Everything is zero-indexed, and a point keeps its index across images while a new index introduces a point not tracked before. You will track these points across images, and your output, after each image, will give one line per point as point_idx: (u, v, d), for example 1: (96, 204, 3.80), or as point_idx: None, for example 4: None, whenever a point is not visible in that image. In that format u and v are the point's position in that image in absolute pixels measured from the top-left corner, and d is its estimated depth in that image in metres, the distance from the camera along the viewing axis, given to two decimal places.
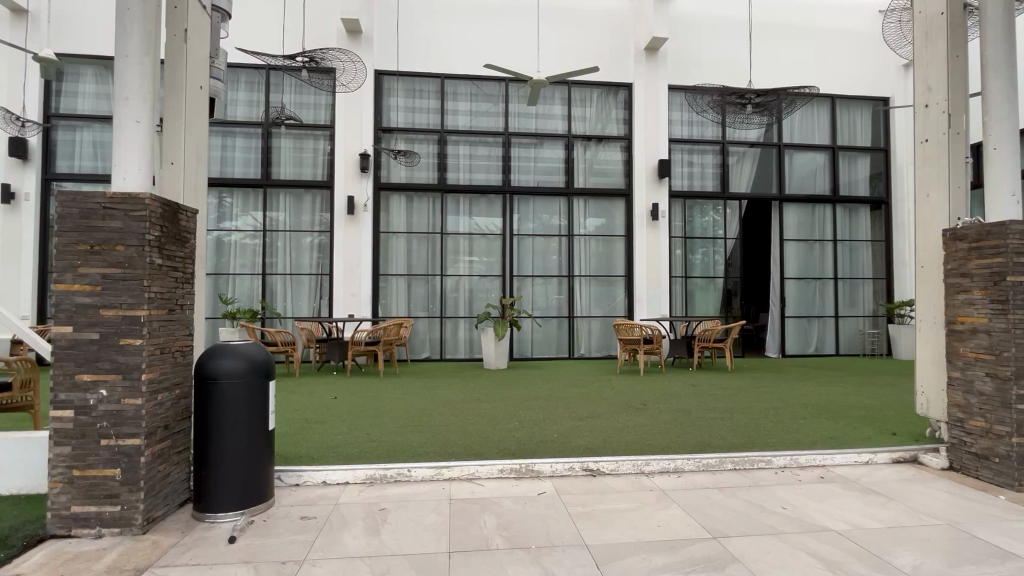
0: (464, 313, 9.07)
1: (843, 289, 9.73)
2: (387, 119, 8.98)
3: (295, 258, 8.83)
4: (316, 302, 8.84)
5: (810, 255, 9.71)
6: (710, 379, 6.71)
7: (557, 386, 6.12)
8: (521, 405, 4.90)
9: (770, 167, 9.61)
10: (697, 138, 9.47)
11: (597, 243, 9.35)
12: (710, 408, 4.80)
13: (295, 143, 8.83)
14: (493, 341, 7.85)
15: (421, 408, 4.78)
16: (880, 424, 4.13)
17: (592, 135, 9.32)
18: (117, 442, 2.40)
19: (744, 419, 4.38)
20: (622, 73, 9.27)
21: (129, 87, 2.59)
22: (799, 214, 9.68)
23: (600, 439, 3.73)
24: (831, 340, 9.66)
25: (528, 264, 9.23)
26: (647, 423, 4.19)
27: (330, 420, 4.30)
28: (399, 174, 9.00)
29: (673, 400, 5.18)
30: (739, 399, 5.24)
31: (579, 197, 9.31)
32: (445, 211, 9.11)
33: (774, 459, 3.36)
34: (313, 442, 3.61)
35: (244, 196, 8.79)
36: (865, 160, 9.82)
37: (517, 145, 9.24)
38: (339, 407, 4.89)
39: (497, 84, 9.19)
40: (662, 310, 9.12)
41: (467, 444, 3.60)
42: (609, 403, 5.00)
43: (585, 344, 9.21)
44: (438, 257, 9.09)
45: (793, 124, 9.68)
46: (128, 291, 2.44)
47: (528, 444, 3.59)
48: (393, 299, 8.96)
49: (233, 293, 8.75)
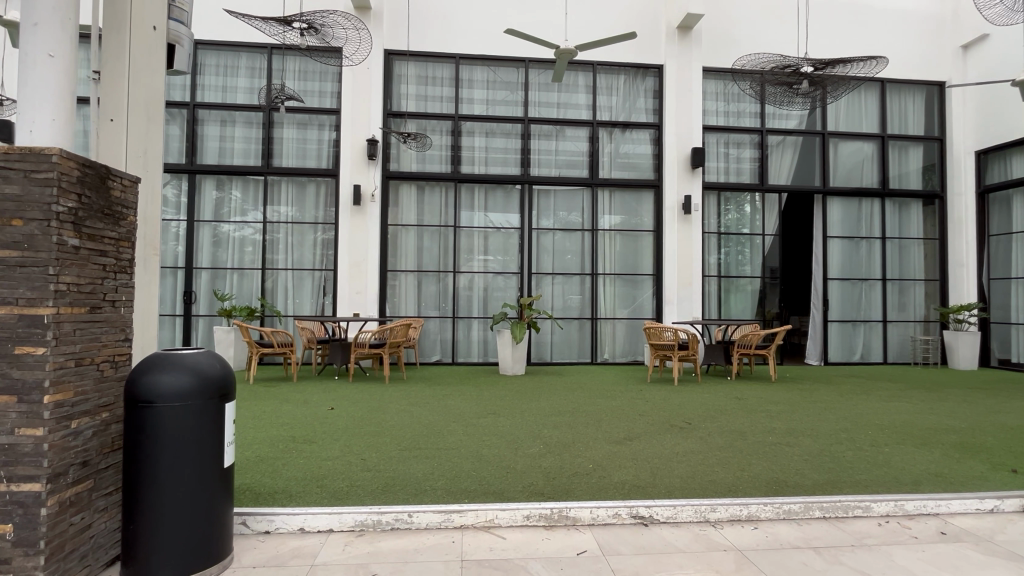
0: (478, 313, 8.40)
1: (892, 292, 8.89)
2: (397, 105, 8.36)
3: (296, 252, 8.22)
4: (319, 300, 8.22)
5: (856, 254, 8.87)
6: (754, 391, 5.98)
7: (584, 397, 5.42)
8: (545, 422, 4.22)
9: (812, 157, 8.81)
10: (735, 125, 8.71)
11: (622, 240, 8.62)
12: (767, 429, 4.09)
13: (299, 133, 8.23)
14: (510, 344, 7.16)
15: (427, 424, 4.12)
16: (987, 457, 3.38)
17: (618, 122, 8.59)
18: (9, 488, 1.75)
19: (815, 445, 3.66)
20: (650, 55, 8.58)
21: (37, 8, 1.92)
22: (844, 209, 8.86)
23: (647, 473, 3.02)
24: (879, 346, 8.82)
25: (547, 261, 8.53)
26: (699, 450, 3.47)
27: (320, 438, 3.65)
28: (410, 162, 8.36)
29: (720, 417, 4.48)
30: (798, 418, 4.52)
31: (604, 188, 8.59)
32: (459, 203, 8.44)
33: (875, 506, 2.64)
34: (294, 472, 2.94)
35: (243, 187, 8.18)
36: (918, 150, 8.98)
37: (538, 134, 8.54)
38: (334, 420, 4.25)
39: (514, 69, 8.51)
40: (694, 312, 8.37)
41: (483, 477, 2.92)
42: (647, 421, 4.29)
43: (609, 349, 8.48)
44: (450, 253, 8.43)
45: (839, 111, 8.87)
46: (27, 282, 1.79)
47: (560, 479, 2.90)
48: (401, 297, 8.32)
49: (230, 290, 8.13)
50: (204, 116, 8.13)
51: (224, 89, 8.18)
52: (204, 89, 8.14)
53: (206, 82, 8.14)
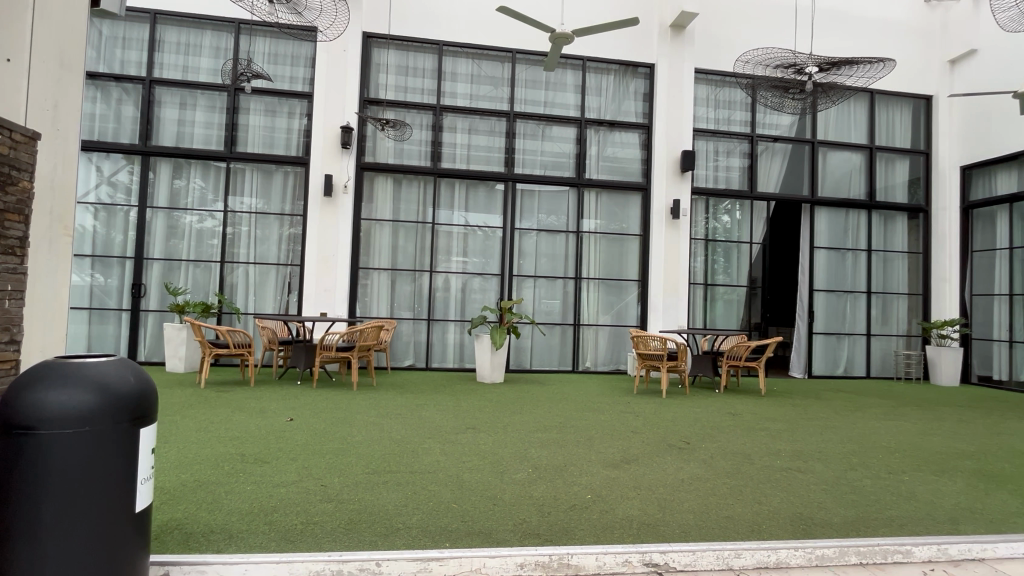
0: (455, 316, 7.94)
1: (876, 305, 8.77)
2: (374, 91, 7.87)
3: (260, 245, 7.63)
4: (284, 297, 7.64)
5: (842, 266, 8.72)
6: (746, 405, 5.68)
7: (570, 410, 5.01)
8: (533, 441, 3.79)
9: (801, 165, 8.65)
10: (725, 131, 8.48)
11: (607, 243, 8.27)
12: (773, 451, 3.75)
13: (267, 117, 7.65)
14: (489, 350, 6.73)
15: (399, 441, 3.64)
16: (1014, 488, 3.09)
17: (605, 119, 8.27)
18: None
19: (831, 472, 3.32)
20: (641, 53, 8.30)
21: None
22: (831, 219, 8.71)
23: (654, 506, 2.62)
24: (862, 360, 8.68)
25: (529, 263, 8.12)
26: (707, 478, 3.08)
27: (274, 458, 3.15)
28: (387, 153, 7.87)
29: (720, 437, 4.13)
30: (801, 438, 4.20)
31: (590, 189, 8.25)
32: (438, 199, 7.98)
33: (917, 551, 2.30)
34: (238, 504, 2.44)
35: (203, 172, 7.56)
36: (904, 162, 8.91)
37: (524, 128, 8.15)
38: (292, 434, 3.74)
39: (501, 62, 8.10)
40: (680, 321, 8.11)
41: (467, 512, 2.47)
42: (643, 440, 3.90)
43: (591, 357, 8.12)
44: (426, 252, 7.94)
45: (828, 119, 8.73)
46: None
47: (556, 515, 2.47)
48: (373, 297, 7.80)
49: (184, 284, 7.47)
50: (163, 95, 7.49)
51: (185, 66, 7.55)
52: (162, 65, 7.49)
53: (165, 59, 7.50)
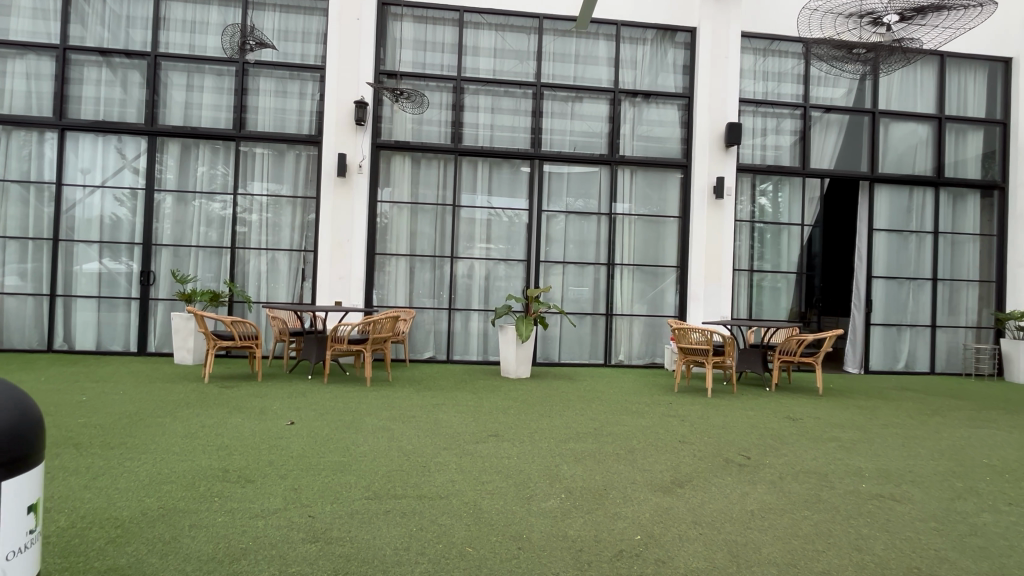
0: (478, 304, 7.42)
1: (942, 293, 7.91)
2: (391, 63, 7.35)
3: (271, 229, 7.20)
4: (297, 285, 7.22)
5: (905, 251, 7.88)
6: (805, 407, 5.02)
7: (605, 413, 4.44)
8: (566, 455, 3.24)
9: (859, 139, 7.82)
10: (774, 102, 7.69)
11: (643, 226, 7.62)
12: (854, 471, 3.13)
13: (277, 92, 7.19)
14: (515, 342, 6.19)
15: (409, 453, 3.15)
16: None
17: (640, 89, 7.57)
18: None
19: (935, 503, 2.69)
20: (679, 17, 7.56)
21: None
22: (892, 199, 7.86)
23: (724, 556, 2.05)
24: (925, 354, 7.86)
25: (557, 248, 7.52)
26: (781, 513, 2.49)
27: (260, 475, 2.68)
28: (405, 130, 7.35)
29: (785, 450, 3.51)
30: (882, 452, 3.55)
31: (624, 167, 7.59)
32: (459, 180, 7.43)
33: None
34: (201, 545, 1.97)
35: (211, 152, 7.16)
36: (977, 134, 7.97)
37: (552, 101, 7.51)
38: (289, 442, 3.27)
39: (527, 31, 7.46)
40: (722, 310, 7.45)
41: (485, 560, 1.95)
42: (694, 455, 3.32)
43: (624, 350, 7.52)
44: (447, 237, 7.42)
45: (891, 86, 7.85)
46: None
47: (599, 568, 1.92)
48: (391, 285, 7.34)
49: (193, 271, 7.11)
50: (168, 71, 7.10)
51: (192, 39, 7.13)
52: (168, 43, 7.09)
53: (172, 36, 7.10)
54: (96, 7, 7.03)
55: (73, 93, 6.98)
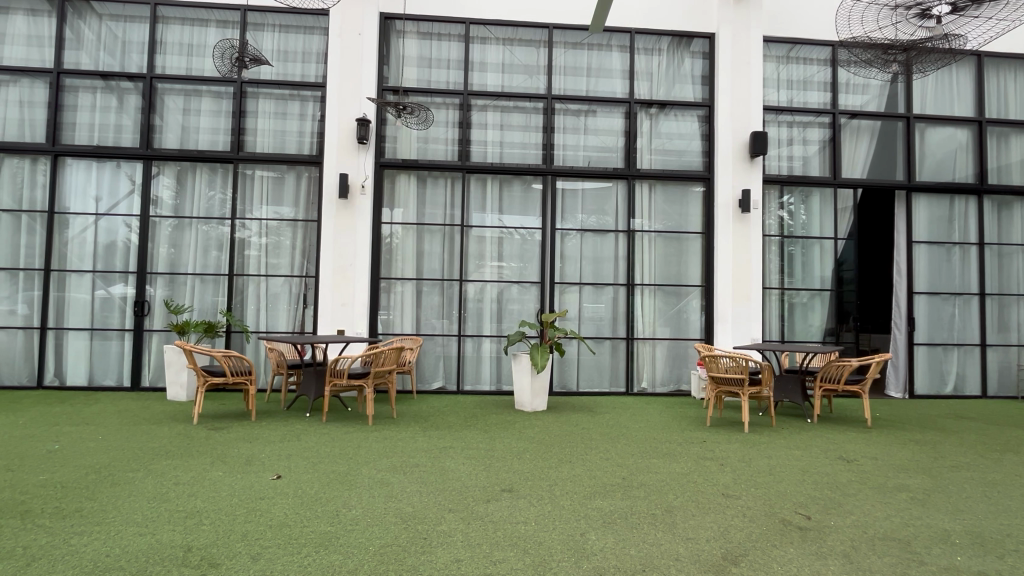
0: (489, 330, 6.97)
1: (991, 309, 7.31)
2: (395, 78, 7.04)
3: (271, 254, 6.85)
4: (298, 313, 6.84)
5: (948, 264, 7.31)
6: (856, 444, 4.48)
7: (632, 456, 3.94)
8: (592, 518, 2.76)
9: (892, 146, 7.33)
10: (800, 109, 7.24)
11: (663, 243, 7.15)
12: (941, 539, 2.60)
13: (277, 111, 6.90)
14: (529, 373, 5.73)
15: (409, 519, 2.69)
16: None
17: (657, 99, 7.17)
18: None
19: None
20: (695, 23, 7.20)
21: None
22: (931, 209, 7.33)
23: None
24: (975, 376, 7.24)
25: (573, 268, 7.07)
26: None
27: (229, 557, 2.24)
28: (409, 147, 7.01)
29: (850, 507, 2.99)
30: (965, 508, 3.02)
31: (642, 181, 7.17)
32: (467, 198, 7.04)
33: None
34: None
35: (209, 175, 6.87)
36: (1021, 137, 7.43)
37: (563, 113, 7.14)
38: (271, 505, 2.84)
39: (537, 41, 7.13)
40: (752, 333, 6.94)
41: None
42: (744, 516, 2.82)
43: (647, 376, 7.02)
44: (456, 259, 7.00)
45: (925, 90, 7.37)
46: None
47: None
48: (397, 311, 6.93)
49: (188, 300, 6.77)
50: (164, 92, 6.85)
51: (189, 60, 6.88)
52: (165, 66, 6.86)
53: (169, 58, 6.86)
54: (90, 32, 6.82)
55: (67, 120, 6.75)
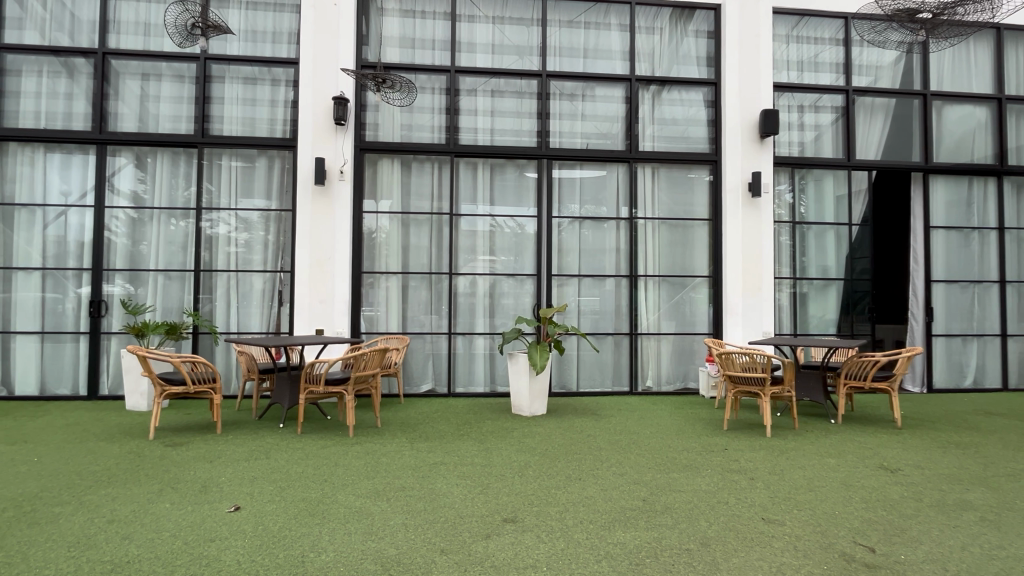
0: (482, 327, 6.46)
1: (1011, 297, 6.93)
2: (376, 55, 6.47)
3: (241, 248, 6.27)
4: (273, 312, 6.27)
5: (966, 251, 6.92)
6: (893, 449, 4.03)
7: (650, 470, 3.45)
8: (615, 558, 2.26)
9: (907, 125, 6.91)
10: (813, 87, 6.77)
11: (668, 231, 6.68)
12: None
13: (245, 92, 6.30)
14: (527, 374, 5.22)
15: (392, 565, 2.17)
16: None
17: (658, 77, 6.67)
18: None
19: None
20: None
21: None
22: (949, 192, 6.92)
23: None
24: (995, 367, 6.86)
25: (572, 260, 6.57)
26: None
27: None
28: (393, 131, 6.45)
29: (915, 534, 2.53)
30: None
31: (644, 165, 6.67)
32: (456, 187, 6.50)
33: None
34: None
35: (171, 162, 6.27)
36: None
37: (558, 93, 6.61)
38: (222, 549, 2.32)
39: (529, 15, 6.59)
40: (763, 326, 6.50)
41: None
42: (796, 551, 2.34)
43: (652, 374, 6.56)
44: (445, 252, 6.47)
45: (943, 65, 6.94)
46: None
47: None
48: (382, 308, 6.39)
49: (150, 300, 6.17)
50: (120, 72, 6.22)
51: (147, 36, 6.26)
52: (119, 44, 6.23)
53: (123, 33, 6.23)
54: (33, 10, 6.16)
55: (9, 106, 6.10)
